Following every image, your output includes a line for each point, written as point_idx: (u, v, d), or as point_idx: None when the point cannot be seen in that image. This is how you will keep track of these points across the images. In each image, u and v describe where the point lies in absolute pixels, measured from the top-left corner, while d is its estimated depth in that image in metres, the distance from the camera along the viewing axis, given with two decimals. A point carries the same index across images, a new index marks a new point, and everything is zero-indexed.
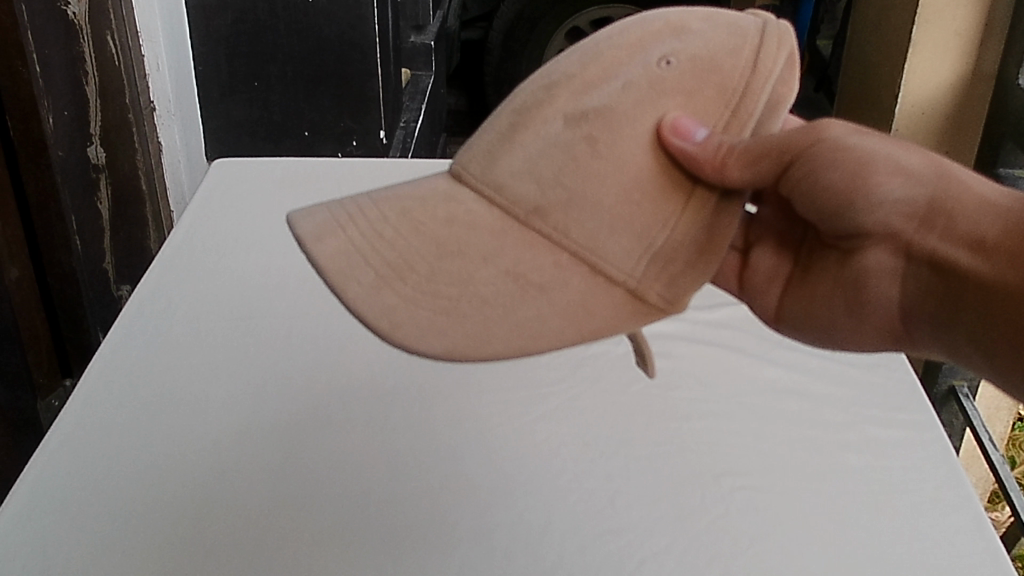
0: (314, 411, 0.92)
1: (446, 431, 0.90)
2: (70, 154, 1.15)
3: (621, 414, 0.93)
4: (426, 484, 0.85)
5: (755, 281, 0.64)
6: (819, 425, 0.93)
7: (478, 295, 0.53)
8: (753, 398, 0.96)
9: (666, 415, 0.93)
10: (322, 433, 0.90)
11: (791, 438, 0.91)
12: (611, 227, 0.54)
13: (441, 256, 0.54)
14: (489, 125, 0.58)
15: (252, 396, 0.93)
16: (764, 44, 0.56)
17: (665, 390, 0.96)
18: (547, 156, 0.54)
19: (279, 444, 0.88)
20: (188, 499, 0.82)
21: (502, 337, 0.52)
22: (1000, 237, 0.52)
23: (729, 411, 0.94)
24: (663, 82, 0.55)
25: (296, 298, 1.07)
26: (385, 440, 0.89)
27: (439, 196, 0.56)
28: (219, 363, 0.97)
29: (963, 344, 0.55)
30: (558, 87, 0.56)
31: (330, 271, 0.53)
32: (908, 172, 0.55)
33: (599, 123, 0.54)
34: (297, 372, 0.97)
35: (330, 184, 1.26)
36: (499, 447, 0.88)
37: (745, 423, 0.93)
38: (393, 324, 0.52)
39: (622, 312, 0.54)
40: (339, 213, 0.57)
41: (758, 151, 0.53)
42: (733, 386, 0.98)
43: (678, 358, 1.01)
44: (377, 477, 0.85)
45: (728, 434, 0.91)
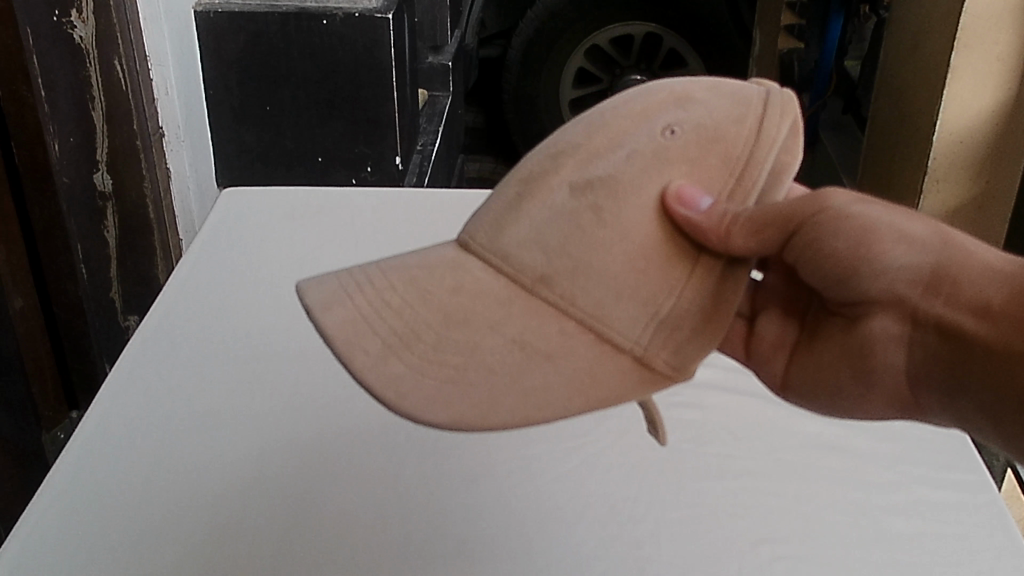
0: (321, 458, 0.91)
1: (470, 487, 0.89)
2: (77, 181, 1.14)
3: (652, 471, 0.91)
4: (445, 537, 0.84)
5: (760, 350, 0.64)
6: (856, 485, 0.91)
7: (485, 364, 0.53)
8: (789, 455, 0.94)
9: (698, 473, 0.91)
10: (335, 480, 0.89)
11: (827, 498, 0.89)
12: (617, 295, 0.54)
13: (448, 324, 0.54)
14: (496, 193, 0.59)
15: (258, 441, 0.92)
16: (768, 113, 0.57)
17: (696, 447, 0.94)
18: (554, 224, 0.55)
19: (286, 491, 0.87)
20: (200, 549, 0.81)
21: (508, 405, 0.52)
22: (1006, 302, 0.52)
23: (764, 469, 0.92)
24: (667, 152, 0.56)
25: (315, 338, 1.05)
26: (405, 491, 0.88)
27: (447, 264, 0.57)
28: (225, 406, 0.95)
29: (973, 412, 0.54)
30: (565, 156, 0.57)
31: (338, 340, 0.53)
32: (911, 240, 0.55)
33: (603, 192, 0.55)
34: (309, 414, 0.95)
35: (344, 217, 1.26)
36: (525, 508, 0.86)
37: (782, 483, 0.91)
38: (399, 394, 0.52)
39: (627, 379, 0.54)
40: (347, 282, 0.57)
41: (762, 221, 0.54)
42: (768, 442, 0.96)
43: (709, 413, 0.99)
44: (395, 529, 0.84)
45: (764, 496, 0.89)
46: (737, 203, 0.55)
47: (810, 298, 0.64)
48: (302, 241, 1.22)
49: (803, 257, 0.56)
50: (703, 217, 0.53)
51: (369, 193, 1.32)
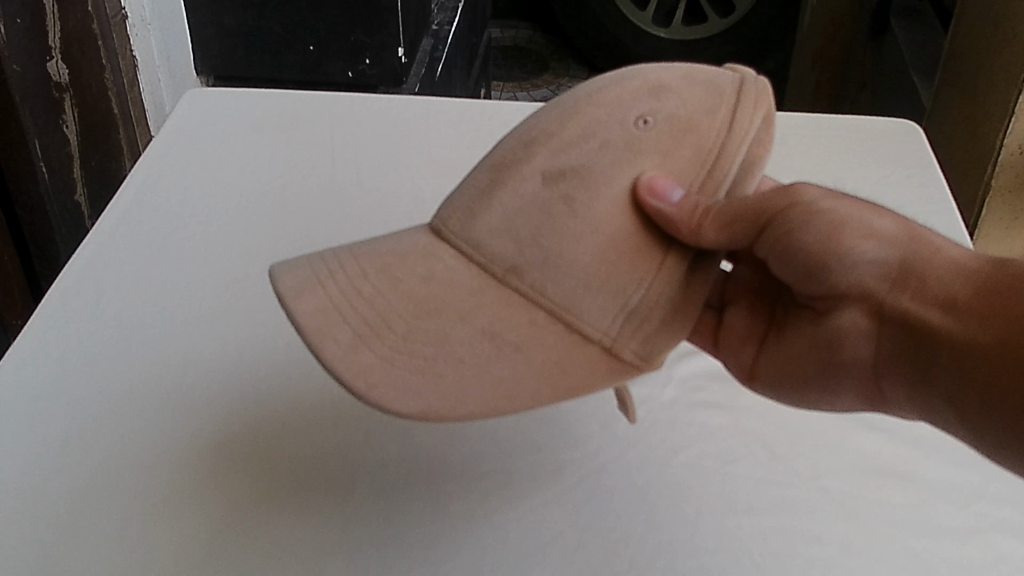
0: (248, 401, 0.75)
1: (414, 500, 0.68)
2: (27, 69, 1.09)
3: (658, 496, 0.68)
4: (367, 513, 0.67)
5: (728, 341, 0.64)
6: (919, 529, 0.67)
7: (454, 355, 0.53)
8: (838, 484, 0.69)
9: (722, 506, 0.68)
10: (261, 426, 0.74)
11: (882, 546, 0.65)
12: (587, 286, 0.55)
13: (419, 314, 0.54)
14: (470, 179, 0.59)
15: (182, 381, 0.77)
16: (742, 103, 0.57)
17: (721, 465, 0.71)
18: (526, 213, 0.56)
19: (196, 442, 0.73)
20: (82, 515, 0.67)
21: (477, 396, 0.52)
22: (972, 298, 0.52)
23: (806, 503, 0.68)
24: (640, 143, 0.56)
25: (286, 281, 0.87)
26: (339, 457, 0.71)
27: (419, 251, 0.57)
28: (149, 342, 0.81)
29: (938, 404, 0.54)
30: (537, 144, 0.57)
31: (308, 328, 0.53)
32: (880, 235, 0.55)
33: (575, 182, 0.55)
34: (252, 353, 0.80)
35: (321, 129, 1.11)
36: (484, 537, 0.66)
37: (827, 522, 0.67)
38: (368, 384, 0.52)
39: (596, 369, 0.55)
40: (320, 268, 0.57)
41: (733, 214, 0.54)
42: (811, 466, 0.71)
43: (745, 419, 0.75)
44: (311, 496, 0.68)
45: (804, 542, 0.65)
46: (708, 196, 0.55)
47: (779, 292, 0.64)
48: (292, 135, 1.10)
49: (775, 248, 0.57)
50: (673, 209, 0.53)
51: (329, 125, 1.11)
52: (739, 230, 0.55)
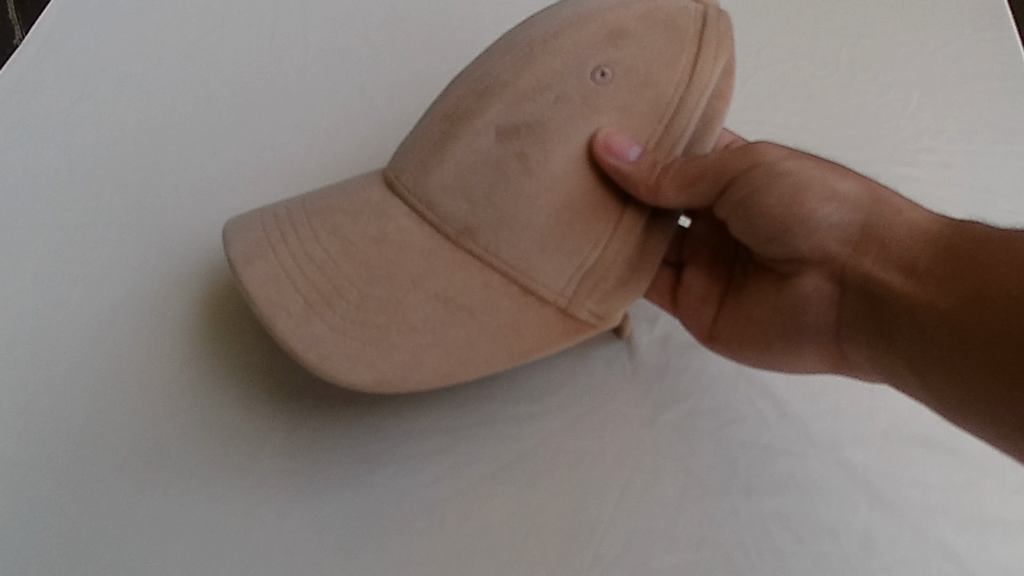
0: (125, 346, 0.64)
1: (340, 481, 0.61)
2: None
3: (638, 468, 0.62)
4: (269, 510, 0.60)
5: (687, 302, 0.64)
6: (960, 517, 0.60)
7: (408, 323, 0.53)
8: (857, 455, 0.62)
9: (714, 483, 0.61)
10: (150, 377, 0.63)
11: (906, 543, 0.59)
12: (543, 247, 0.54)
13: (371, 279, 0.53)
14: (422, 127, 0.57)
15: (66, 309, 0.65)
16: (703, 52, 0.55)
17: (715, 427, 0.63)
18: (479, 170, 0.54)
19: (69, 396, 0.62)
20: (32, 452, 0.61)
21: (431, 365, 0.53)
22: (931, 262, 0.51)
23: (816, 482, 0.61)
24: (596, 97, 0.54)
25: (193, 153, 0.70)
26: (233, 433, 0.62)
27: (370, 209, 0.56)
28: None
29: (900, 365, 0.54)
30: (491, 94, 0.55)
31: (258, 300, 0.52)
32: (841, 197, 0.54)
33: (529, 139, 0.54)
34: (136, 276, 0.66)
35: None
36: (463, 516, 0.60)
37: (846, 509, 0.60)
38: (321, 356, 0.52)
39: (552, 327, 0.55)
40: (270, 231, 0.56)
41: (692, 173, 0.53)
42: (826, 442, 0.63)
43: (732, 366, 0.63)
44: (198, 491, 0.60)
45: (815, 534, 0.60)
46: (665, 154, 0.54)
47: (735, 250, 0.65)
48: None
49: (739, 210, 0.56)
50: (631, 167, 0.52)
51: None
52: (701, 189, 0.54)
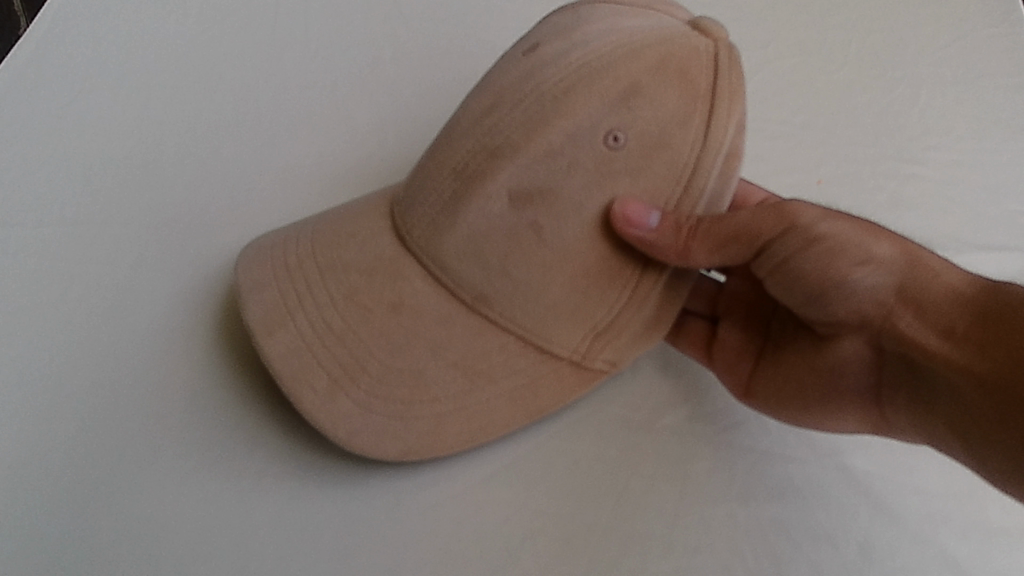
0: (117, 348, 0.62)
1: (339, 491, 0.61)
2: None
3: (640, 470, 0.64)
4: (261, 520, 0.59)
5: (723, 354, 0.69)
6: (959, 527, 0.65)
7: (430, 394, 0.55)
8: (858, 462, 0.67)
9: (720, 487, 0.64)
10: (165, 383, 0.62)
11: (901, 551, 0.64)
12: (558, 314, 0.55)
13: (391, 350, 0.55)
14: (432, 176, 0.56)
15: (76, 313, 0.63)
16: (717, 108, 0.53)
17: (720, 431, 0.67)
18: (492, 237, 0.54)
19: (83, 406, 0.60)
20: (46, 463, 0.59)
21: (454, 430, 0.56)
22: (969, 327, 0.55)
23: (814, 489, 0.65)
24: (609, 163, 0.53)
25: (195, 147, 0.70)
26: (230, 437, 0.61)
27: (385, 268, 0.56)
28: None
29: (938, 425, 0.59)
30: (503, 157, 0.53)
31: (284, 377, 0.54)
32: (877, 261, 0.57)
33: (543, 208, 0.53)
34: (131, 274, 0.65)
35: None
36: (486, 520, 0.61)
37: (844, 518, 0.64)
38: (351, 433, 0.54)
39: (566, 380, 0.57)
40: (286, 291, 0.56)
41: (718, 234, 0.55)
42: (825, 451, 0.67)
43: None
44: (185, 499, 0.59)
45: (817, 541, 0.63)
46: (687, 215, 0.54)
47: (770, 306, 0.70)
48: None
49: (777, 271, 0.59)
50: (654, 234, 0.52)
51: None
52: (733, 249, 0.56)
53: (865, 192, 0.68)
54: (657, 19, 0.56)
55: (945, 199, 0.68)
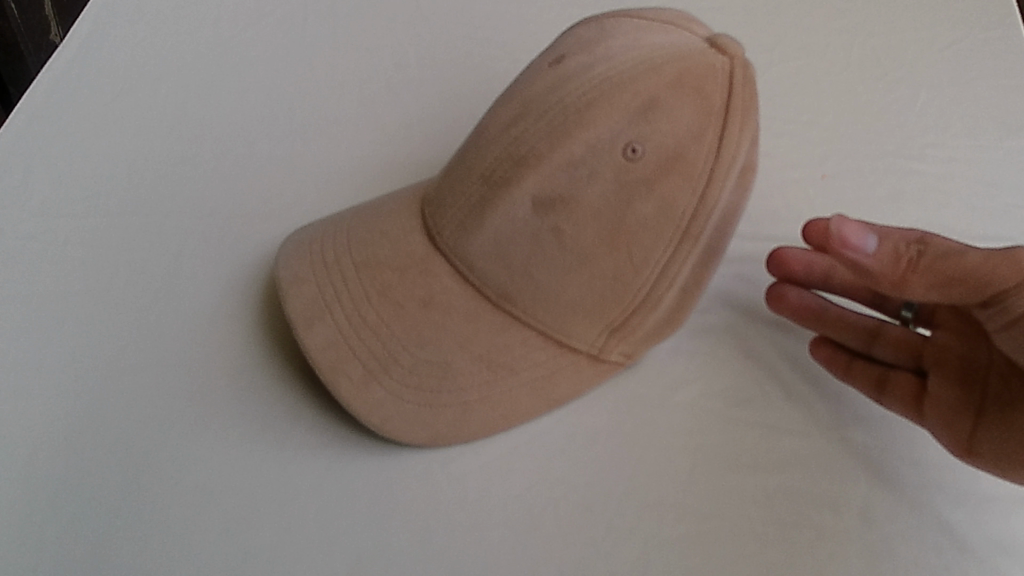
0: (158, 315, 0.65)
1: (374, 467, 0.59)
2: None
3: (655, 446, 0.59)
4: (303, 489, 0.59)
5: (933, 412, 0.60)
6: (956, 494, 0.57)
7: (455, 384, 0.59)
8: (860, 436, 0.60)
9: (722, 459, 0.59)
10: (194, 350, 0.64)
11: (907, 515, 0.56)
12: (576, 311, 0.59)
13: (419, 343, 0.59)
14: (461, 181, 0.60)
15: (123, 287, 0.67)
16: (730, 124, 0.57)
17: (726, 407, 0.61)
18: (515, 239, 0.58)
19: (122, 365, 0.63)
20: (82, 414, 0.61)
21: (479, 419, 0.60)
22: None
23: (820, 456, 0.59)
24: (628, 174, 0.56)
25: (237, 146, 0.75)
26: (274, 409, 0.61)
27: (416, 266, 0.60)
28: (27, 228, 0.70)
29: None
30: (528, 165, 0.57)
31: (321, 366, 0.58)
32: None
33: (564, 214, 0.57)
34: (175, 261, 0.68)
35: None
36: (491, 523, 0.57)
37: (848, 483, 0.57)
38: (383, 420, 0.59)
39: (584, 372, 0.61)
40: (324, 284, 0.61)
41: (947, 276, 0.54)
42: (832, 418, 0.60)
43: (760, 348, 0.63)
44: (231, 468, 0.59)
45: (817, 508, 0.57)
46: (892, 235, 0.56)
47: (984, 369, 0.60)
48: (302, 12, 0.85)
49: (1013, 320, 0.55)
50: (871, 257, 0.54)
51: None
52: (957, 291, 0.55)
53: (863, 191, 0.73)
54: (677, 37, 0.60)
55: (942, 194, 0.72)
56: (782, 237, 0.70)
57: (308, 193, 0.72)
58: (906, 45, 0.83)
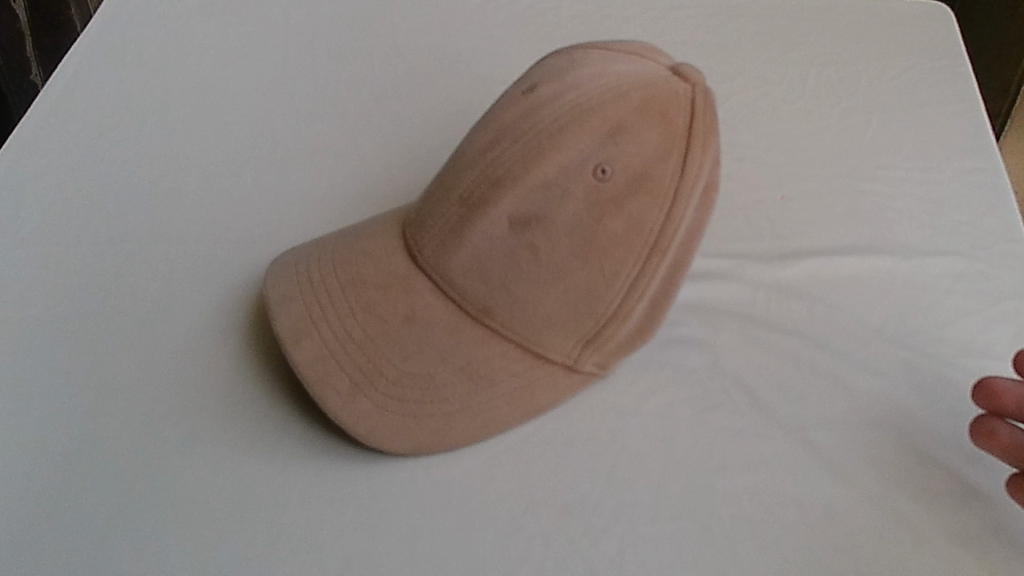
0: (151, 335, 0.68)
1: (361, 474, 0.62)
2: None
3: (629, 450, 0.63)
4: (292, 497, 0.61)
5: None
6: (912, 489, 0.61)
7: (439, 396, 0.62)
8: (821, 435, 0.63)
9: (693, 460, 0.62)
10: (186, 368, 0.67)
11: (866, 509, 0.60)
12: (552, 324, 0.62)
13: (403, 357, 0.62)
14: (440, 203, 0.63)
15: (117, 309, 0.70)
16: (693, 146, 0.61)
17: (695, 412, 0.65)
18: (493, 257, 0.61)
19: (117, 381, 0.66)
20: (80, 426, 0.64)
21: (461, 429, 0.62)
22: None
23: (783, 458, 0.62)
24: (599, 194, 0.59)
25: (222, 179, 0.79)
26: (264, 421, 0.64)
27: (399, 284, 0.63)
28: (23, 258, 0.73)
29: None
30: (504, 186, 0.60)
31: (310, 380, 0.61)
32: None
33: (539, 232, 0.60)
34: (164, 286, 0.71)
35: (293, 28, 0.93)
36: (473, 525, 0.60)
37: (811, 482, 0.61)
38: (369, 431, 0.61)
39: (559, 382, 0.64)
40: (311, 303, 0.64)
41: None
42: (793, 421, 0.64)
43: (726, 357, 0.67)
44: (223, 478, 0.62)
45: (782, 505, 0.60)
46: None
47: None
48: (284, 63, 0.90)
49: None
50: None
51: (313, 39, 0.92)
52: None
53: (818, 210, 0.77)
54: (641, 65, 0.64)
55: (891, 213, 0.77)
56: (742, 255, 0.74)
57: (293, 217, 0.76)
58: (850, 81, 0.89)
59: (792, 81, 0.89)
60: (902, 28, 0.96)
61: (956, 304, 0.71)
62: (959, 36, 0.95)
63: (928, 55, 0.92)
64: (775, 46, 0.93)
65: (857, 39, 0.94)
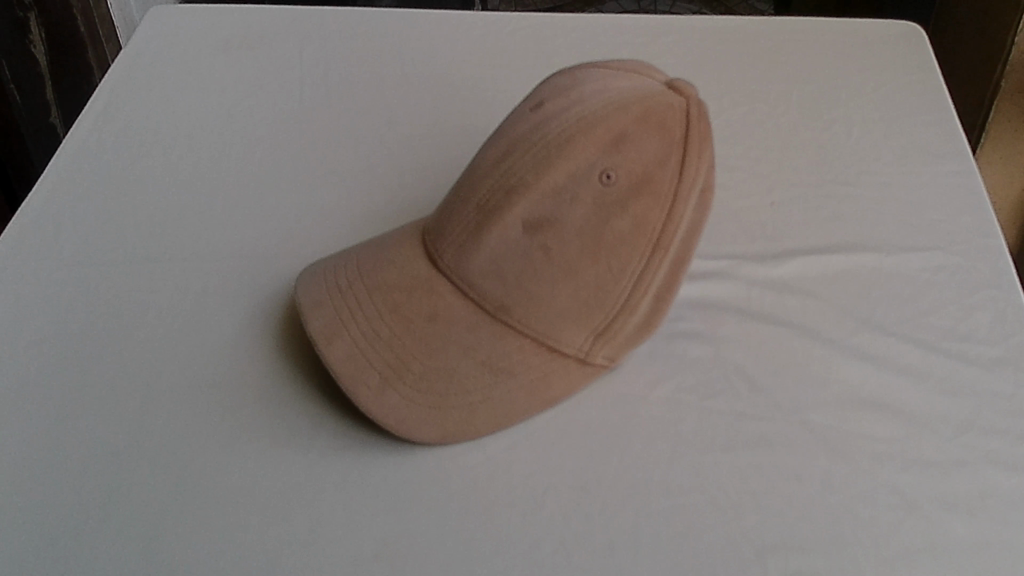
0: (191, 343, 0.73)
1: (392, 461, 0.67)
2: None
3: (639, 435, 0.68)
4: (329, 486, 0.65)
5: None
6: (902, 461, 0.66)
7: (463, 388, 0.65)
8: (817, 416, 0.68)
9: (699, 443, 0.67)
10: (225, 372, 0.71)
11: (860, 481, 0.65)
12: (565, 320, 0.66)
13: (428, 352, 0.65)
14: (458, 213, 0.68)
15: (158, 320, 0.75)
16: (689, 151, 0.66)
17: (698, 399, 0.70)
18: (509, 258, 0.65)
19: (162, 385, 0.71)
20: (129, 424, 0.69)
21: (484, 419, 0.67)
22: None
23: (782, 436, 0.67)
24: (606, 197, 0.64)
25: (250, 204, 0.84)
26: (300, 417, 0.69)
27: (422, 286, 0.67)
28: (70, 278, 0.78)
29: None
30: (518, 193, 0.65)
31: (343, 376, 0.65)
32: None
33: (551, 234, 0.65)
34: (202, 301, 0.76)
35: (308, 66, 1.00)
36: (498, 503, 0.64)
37: (809, 459, 0.66)
38: (398, 421, 0.65)
39: (573, 374, 0.69)
40: (341, 307, 0.68)
41: None
42: (790, 403, 0.69)
43: (725, 349, 0.73)
44: (264, 470, 0.66)
45: (782, 479, 0.65)
46: None
47: None
48: (300, 96, 0.96)
49: None
50: None
51: (327, 74, 0.99)
52: None
53: (807, 214, 0.83)
54: (639, 81, 0.69)
55: (875, 214, 0.83)
56: (737, 255, 0.79)
57: (318, 234, 0.81)
58: (831, 98, 0.95)
59: (776, 100, 0.95)
60: (879, 48, 1.02)
61: (937, 295, 0.76)
62: (933, 53, 1.02)
63: (903, 73, 0.98)
64: (760, 67, 0.99)
65: (835, 60, 1.00)
